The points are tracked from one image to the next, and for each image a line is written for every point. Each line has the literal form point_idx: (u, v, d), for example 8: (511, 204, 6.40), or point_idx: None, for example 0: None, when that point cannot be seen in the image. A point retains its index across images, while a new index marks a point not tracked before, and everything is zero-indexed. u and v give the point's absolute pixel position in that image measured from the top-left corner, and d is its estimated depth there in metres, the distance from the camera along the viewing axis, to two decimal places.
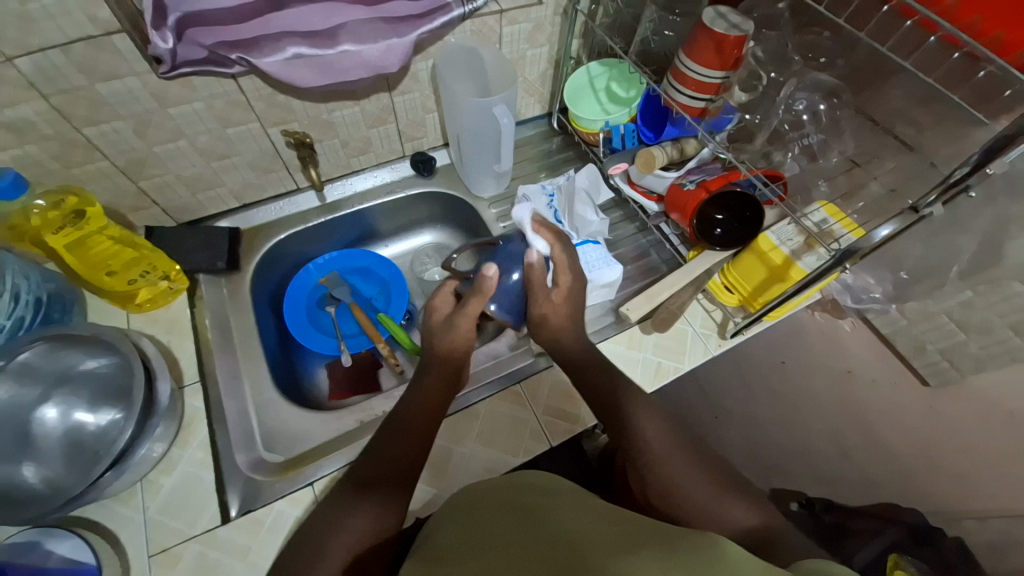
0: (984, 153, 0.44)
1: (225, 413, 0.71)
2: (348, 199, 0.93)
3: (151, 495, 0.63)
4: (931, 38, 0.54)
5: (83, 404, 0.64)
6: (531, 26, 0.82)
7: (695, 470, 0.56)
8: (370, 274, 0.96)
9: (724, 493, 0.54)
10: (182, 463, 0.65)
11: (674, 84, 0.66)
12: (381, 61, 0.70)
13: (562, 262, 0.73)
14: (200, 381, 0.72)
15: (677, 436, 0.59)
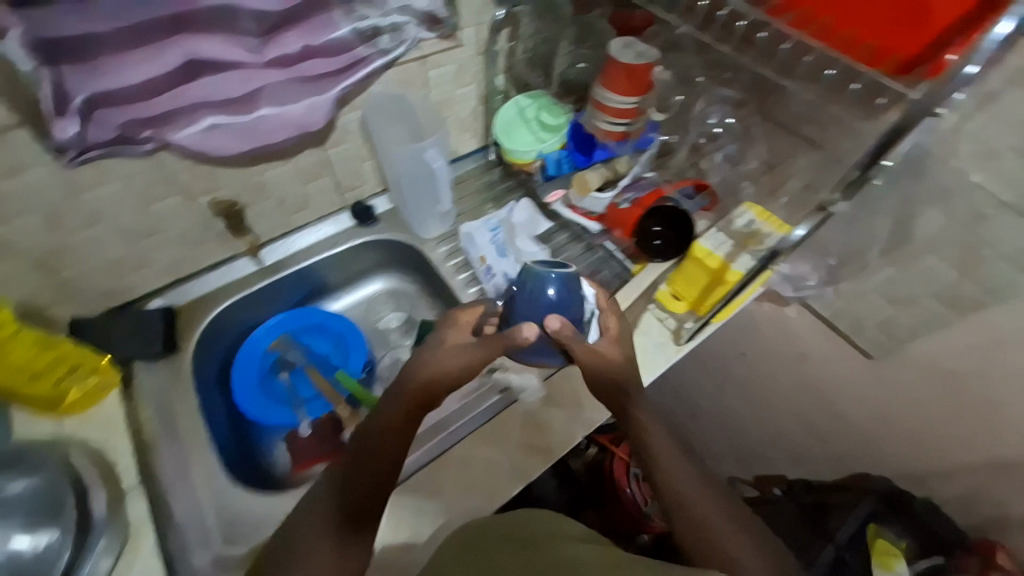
0: (879, 148, 0.49)
1: (175, 514, 0.67)
2: (290, 258, 0.91)
3: None
4: (806, 59, 0.53)
5: (18, 528, 0.58)
6: (455, 67, 0.83)
7: (707, 495, 0.60)
8: (323, 330, 0.93)
9: (739, 527, 0.58)
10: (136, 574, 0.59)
11: (596, 112, 0.70)
12: (307, 118, 0.71)
13: (610, 311, 0.70)
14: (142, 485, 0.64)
15: (687, 460, 0.63)
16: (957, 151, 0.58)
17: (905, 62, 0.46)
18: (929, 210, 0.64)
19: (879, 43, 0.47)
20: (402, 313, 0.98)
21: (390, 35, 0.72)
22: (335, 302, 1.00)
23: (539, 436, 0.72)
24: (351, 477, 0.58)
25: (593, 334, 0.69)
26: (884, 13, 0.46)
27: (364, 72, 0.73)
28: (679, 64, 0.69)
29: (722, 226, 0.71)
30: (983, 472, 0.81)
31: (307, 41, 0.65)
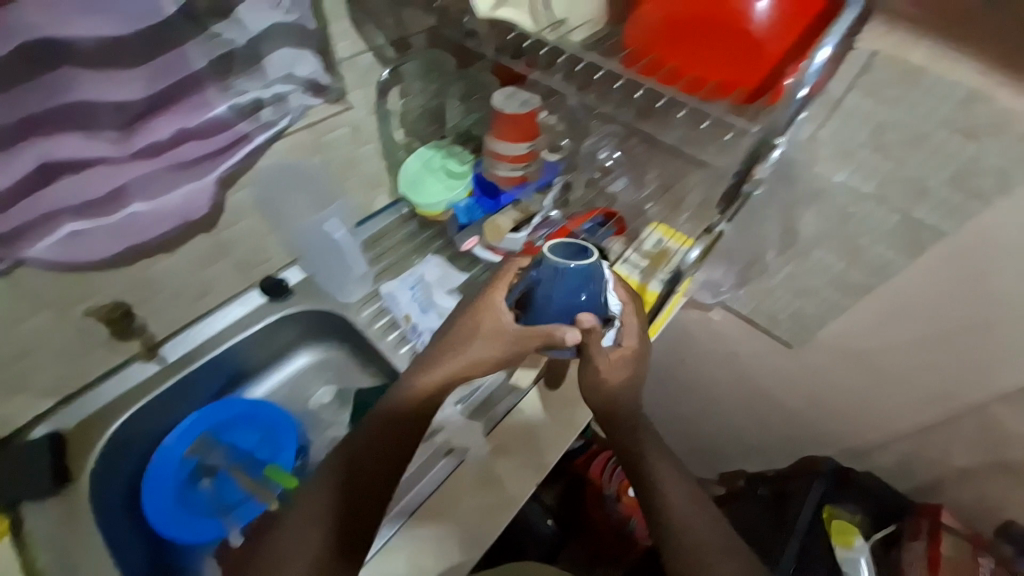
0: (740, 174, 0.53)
1: None
2: (198, 350, 0.83)
3: None
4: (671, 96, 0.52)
5: None
6: (350, 129, 0.82)
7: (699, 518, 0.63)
8: (247, 421, 0.85)
9: (734, 551, 0.60)
10: None
11: (493, 161, 0.71)
12: (187, 207, 0.67)
13: (631, 333, 0.63)
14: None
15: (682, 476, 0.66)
16: (818, 156, 0.63)
17: (749, 94, 0.46)
18: (808, 210, 0.69)
19: (721, 79, 0.47)
20: (332, 386, 0.92)
21: (272, 107, 0.71)
22: (257, 388, 0.91)
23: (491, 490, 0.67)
24: (351, 494, 0.59)
25: (609, 338, 0.63)
26: (720, 52, 0.46)
27: (247, 149, 0.70)
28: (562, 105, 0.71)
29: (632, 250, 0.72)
30: (906, 435, 0.87)
31: (179, 124, 0.62)
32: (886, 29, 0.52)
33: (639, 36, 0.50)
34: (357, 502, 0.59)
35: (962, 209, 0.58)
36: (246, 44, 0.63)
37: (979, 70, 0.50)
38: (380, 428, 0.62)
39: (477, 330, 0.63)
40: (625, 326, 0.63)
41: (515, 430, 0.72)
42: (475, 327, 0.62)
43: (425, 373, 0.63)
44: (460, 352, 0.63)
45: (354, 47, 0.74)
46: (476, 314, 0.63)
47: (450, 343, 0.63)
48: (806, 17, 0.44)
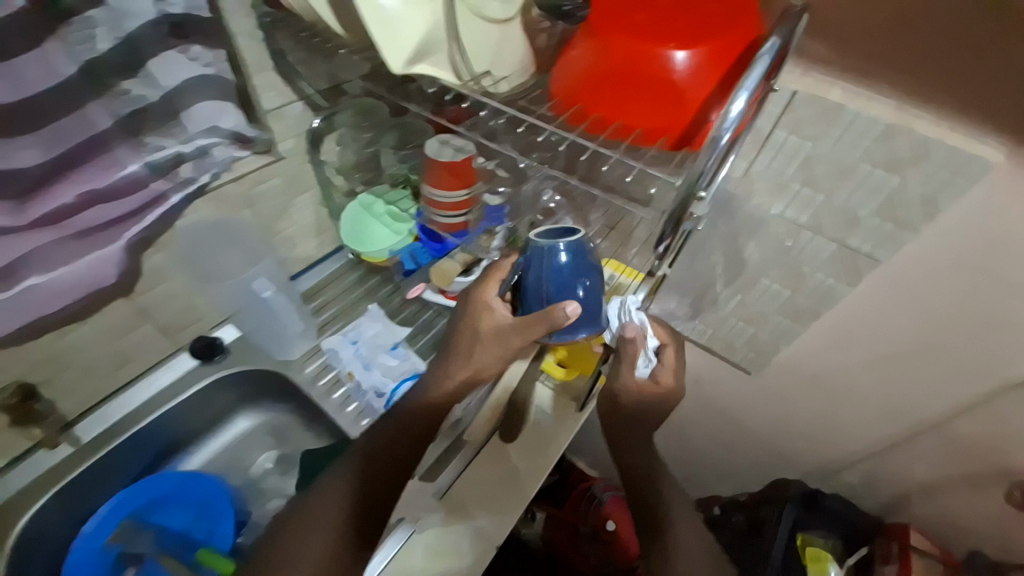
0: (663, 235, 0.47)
1: None
2: (120, 426, 0.76)
3: None
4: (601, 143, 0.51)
5: None
6: (282, 179, 0.78)
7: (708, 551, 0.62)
8: (177, 501, 0.77)
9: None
10: None
11: (431, 209, 0.70)
12: (92, 278, 0.61)
13: (669, 371, 0.66)
14: None
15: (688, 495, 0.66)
16: (753, 189, 0.64)
17: (674, 141, 0.47)
18: (750, 240, 0.69)
19: (646, 126, 0.47)
20: (274, 451, 0.86)
21: (192, 163, 0.67)
22: (192, 459, 0.83)
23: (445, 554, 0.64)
24: (371, 481, 0.59)
25: (645, 366, 0.66)
26: (644, 103, 0.46)
27: (164, 208, 0.66)
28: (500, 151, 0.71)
29: None
30: (869, 454, 0.87)
31: (83, 188, 0.57)
32: (800, 71, 0.54)
33: (565, 87, 0.49)
34: (376, 490, 0.59)
35: (894, 237, 0.59)
36: (158, 101, 0.60)
37: (893, 106, 0.52)
38: (392, 431, 0.62)
39: (477, 330, 0.60)
40: (662, 366, 0.66)
41: (471, 487, 0.69)
42: (472, 321, 0.60)
43: (400, 416, 0.62)
44: (463, 356, 0.62)
45: (280, 98, 0.72)
46: (471, 314, 0.61)
47: (455, 347, 0.63)
48: (727, 63, 0.43)
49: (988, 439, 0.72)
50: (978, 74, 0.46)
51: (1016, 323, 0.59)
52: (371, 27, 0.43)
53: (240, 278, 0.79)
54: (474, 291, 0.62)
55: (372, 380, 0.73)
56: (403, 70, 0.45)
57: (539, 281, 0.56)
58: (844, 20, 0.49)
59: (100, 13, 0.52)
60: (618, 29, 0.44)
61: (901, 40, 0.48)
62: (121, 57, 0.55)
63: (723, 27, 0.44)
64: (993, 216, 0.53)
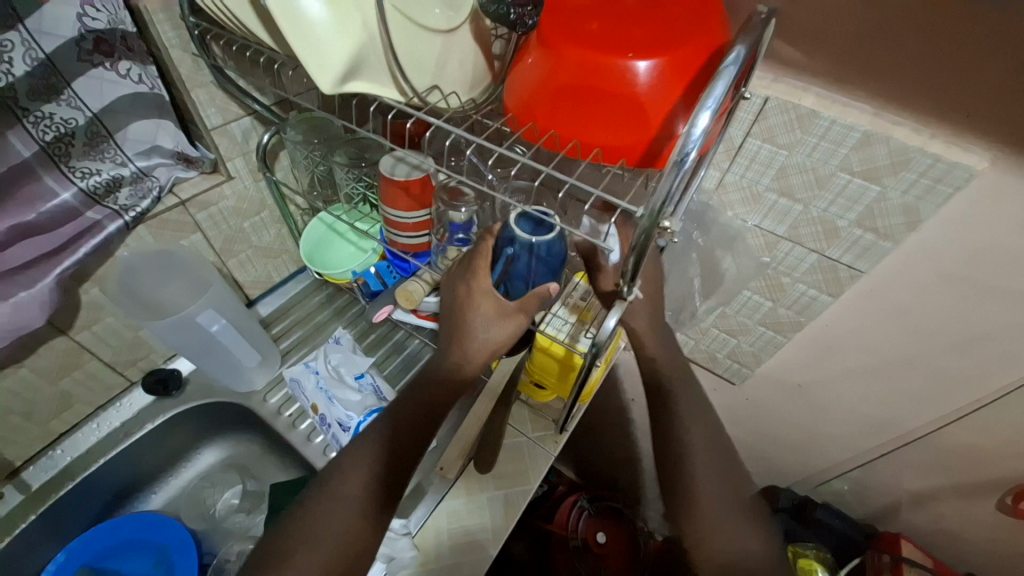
0: (629, 269, 0.40)
1: None
2: (67, 471, 0.71)
3: None
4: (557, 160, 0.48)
5: None
6: (233, 201, 0.74)
7: (756, 535, 0.55)
8: (135, 547, 0.73)
9: (735, 509, 0.54)
10: None
11: (391, 230, 0.66)
12: (15, 322, 0.55)
13: None
14: None
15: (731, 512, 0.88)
16: (728, 200, 0.61)
17: (636, 160, 0.43)
18: (726, 252, 0.67)
19: (606, 144, 0.43)
20: (239, 486, 0.82)
21: (130, 188, 0.63)
22: (154, 497, 0.80)
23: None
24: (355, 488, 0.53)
25: None
26: (601, 120, 0.42)
27: (98, 239, 0.61)
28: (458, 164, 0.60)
29: (558, 306, 0.62)
30: (859, 463, 0.85)
31: (12, 221, 0.54)
32: (772, 78, 0.51)
33: (519, 103, 0.45)
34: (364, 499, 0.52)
35: (875, 249, 0.56)
36: (87, 122, 0.56)
37: (869, 112, 0.49)
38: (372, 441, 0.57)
39: (472, 311, 0.55)
40: None
41: (448, 525, 0.64)
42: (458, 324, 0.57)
43: None
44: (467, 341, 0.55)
45: (224, 115, 0.68)
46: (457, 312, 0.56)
47: (456, 332, 0.56)
48: (688, 75, 0.40)
49: (978, 446, 0.70)
50: (956, 78, 0.43)
51: (1004, 334, 0.56)
52: (300, 50, 0.39)
53: (184, 312, 0.67)
54: (453, 281, 0.58)
55: (336, 414, 0.69)
56: (335, 89, 0.41)
57: (528, 270, 0.54)
58: (815, 22, 0.46)
59: (16, 34, 0.48)
60: (570, 39, 0.41)
61: (875, 44, 0.45)
62: (40, 80, 0.51)
63: (685, 34, 0.40)
64: (981, 224, 0.50)
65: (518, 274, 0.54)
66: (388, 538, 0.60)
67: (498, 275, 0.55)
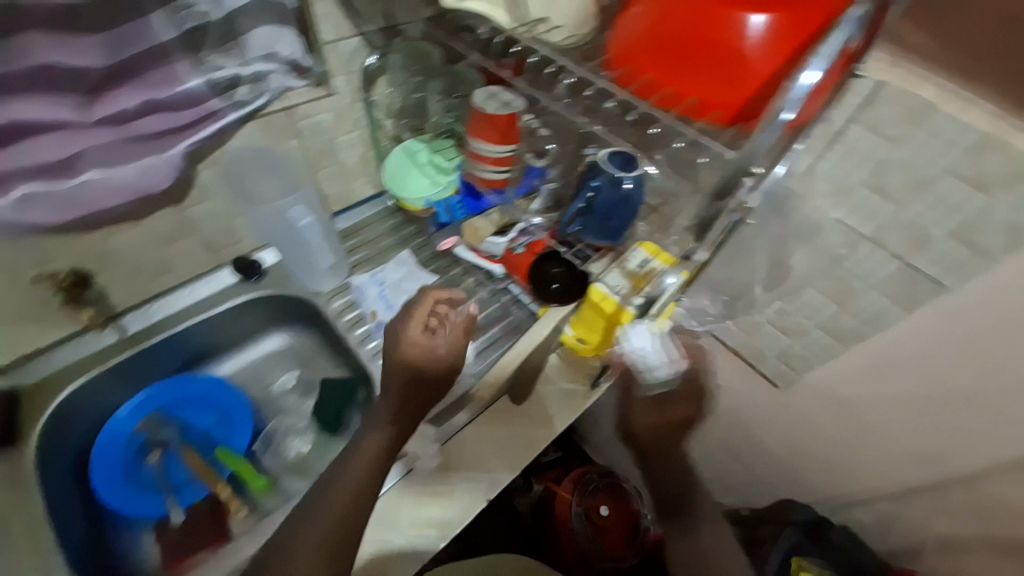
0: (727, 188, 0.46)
1: None
2: (158, 326, 0.82)
3: None
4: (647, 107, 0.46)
5: None
6: (330, 116, 0.80)
7: None
8: (202, 401, 0.83)
9: None
10: None
11: (475, 162, 0.69)
12: (144, 181, 0.65)
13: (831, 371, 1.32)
14: None
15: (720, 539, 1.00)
16: (814, 190, 0.59)
17: (729, 117, 0.42)
18: (800, 246, 0.64)
19: (702, 96, 0.42)
20: (296, 372, 0.91)
21: (249, 85, 0.68)
22: (222, 366, 0.90)
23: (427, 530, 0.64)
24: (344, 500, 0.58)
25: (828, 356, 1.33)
26: (702, 70, 0.42)
27: (216, 126, 0.68)
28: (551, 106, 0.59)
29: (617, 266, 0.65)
30: (890, 495, 0.81)
31: (146, 95, 0.59)
32: (891, 61, 0.48)
33: (621, 48, 0.46)
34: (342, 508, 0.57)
35: (967, 266, 0.53)
36: (219, 19, 0.60)
37: (992, 115, 0.45)
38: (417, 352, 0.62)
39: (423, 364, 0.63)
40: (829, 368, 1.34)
41: (470, 445, 0.69)
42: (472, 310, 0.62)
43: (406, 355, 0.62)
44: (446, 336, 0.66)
45: (337, 32, 0.72)
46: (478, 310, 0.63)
47: None
48: (800, 38, 0.39)
49: (1023, 505, 0.66)
50: None
51: None
52: None
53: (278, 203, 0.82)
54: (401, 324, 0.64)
55: (393, 320, 0.80)
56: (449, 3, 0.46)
57: (607, 206, 0.62)
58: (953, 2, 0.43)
59: None
60: None
61: (1017, 35, 0.41)
62: None
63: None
64: None
65: (568, 239, 0.71)
66: (411, 456, 0.67)
67: (581, 206, 0.64)
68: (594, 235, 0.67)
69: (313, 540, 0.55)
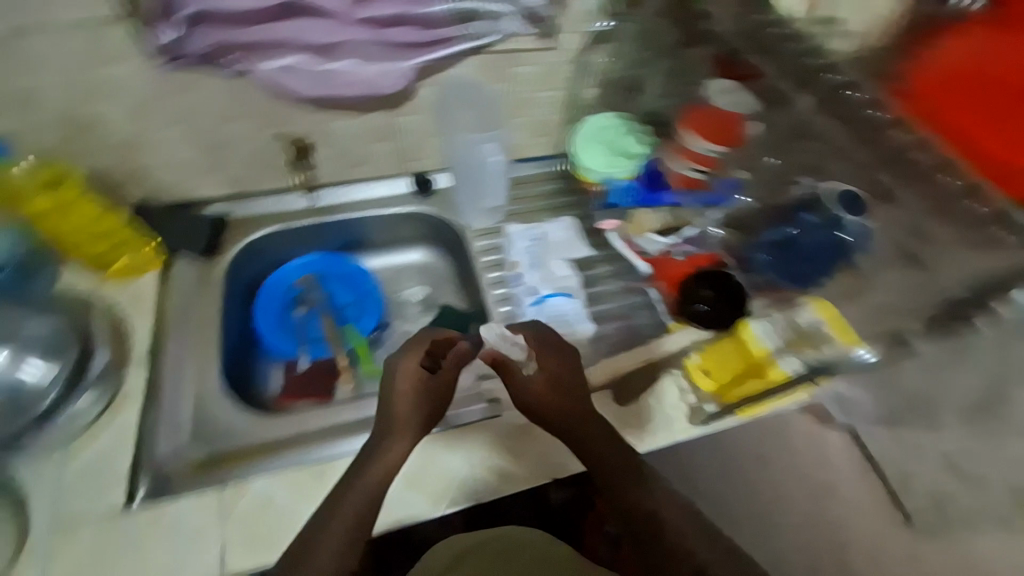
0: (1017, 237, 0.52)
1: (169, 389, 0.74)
2: (338, 207, 0.93)
3: (75, 455, 0.67)
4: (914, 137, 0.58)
5: (36, 352, 0.69)
6: (542, 69, 0.82)
7: None
8: (350, 280, 0.94)
9: None
10: (111, 429, 0.69)
11: (678, 153, 0.80)
12: (378, 82, 0.74)
13: None
14: (140, 396, 0.72)
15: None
16: None
17: (1000, 179, 0.53)
18: None
19: (979, 145, 0.54)
20: (425, 290, 0.99)
21: (485, 21, 0.74)
22: (369, 260, 1.00)
23: (436, 490, 0.65)
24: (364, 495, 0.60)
25: None
26: (992, 121, 0.54)
27: (446, 50, 0.74)
28: (804, 109, 0.67)
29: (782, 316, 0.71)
30: None
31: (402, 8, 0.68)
32: None
33: (920, 80, 0.58)
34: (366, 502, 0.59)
35: None
36: None
37: None
38: None
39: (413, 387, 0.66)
40: None
41: None
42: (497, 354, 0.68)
43: None
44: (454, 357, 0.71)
45: None
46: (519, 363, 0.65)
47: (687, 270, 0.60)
48: None
49: None
50: None
51: None
52: None
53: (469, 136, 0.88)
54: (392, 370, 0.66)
55: (529, 277, 0.84)
56: None
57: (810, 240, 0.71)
58: None
59: None
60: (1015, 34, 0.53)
61: None
62: None
63: None
64: None
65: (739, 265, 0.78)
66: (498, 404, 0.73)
67: (784, 234, 0.73)
68: (774, 268, 0.74)
69: (345, 520, 0.58)
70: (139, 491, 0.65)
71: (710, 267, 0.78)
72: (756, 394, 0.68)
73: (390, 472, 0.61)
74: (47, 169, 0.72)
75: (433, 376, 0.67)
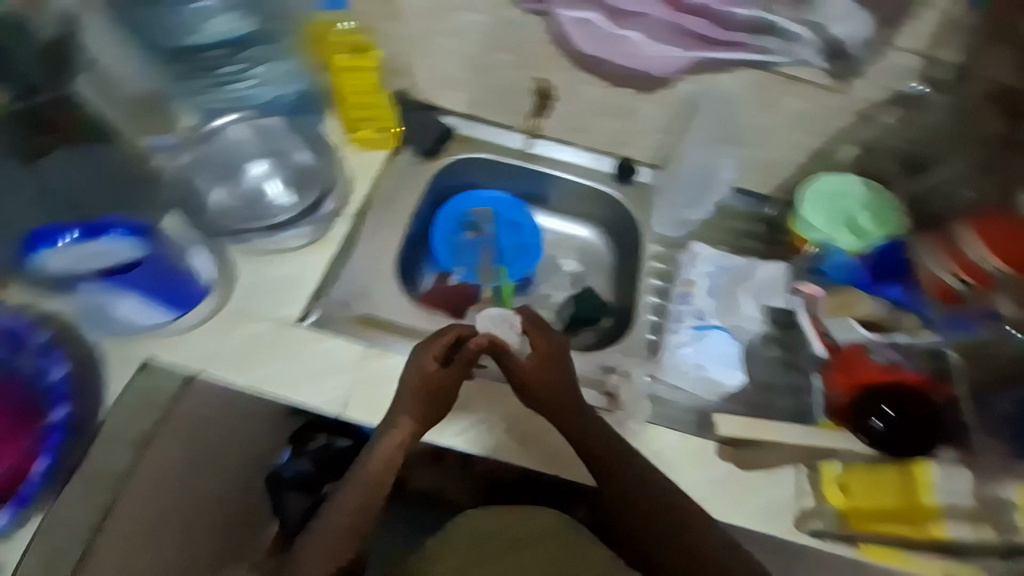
0: None
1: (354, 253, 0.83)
2: (543, 160, 0.97)
3: (267, 269, 0.76)
4: None
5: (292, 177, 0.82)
6: (811, 110, 0.77)
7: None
8: (519, 227, 0.98)
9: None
10: (305, 262, 0.78)
11: (938, 253, 0.72)
12: (652, 61, 0.76)
13: None
14: (334, 248, 0.80)
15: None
16: None
17: None
18: None
19: None
20: (576, 266, 1.02)
21: (782, 40, 0.71)
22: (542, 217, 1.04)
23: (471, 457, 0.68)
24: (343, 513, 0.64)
25: None
26: None
27: (731, 55, 0.73)
28: None
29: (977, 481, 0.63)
30: None
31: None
32: None
33: None
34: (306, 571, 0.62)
35: None
36: None
37: None
38: None
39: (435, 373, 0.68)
40: None
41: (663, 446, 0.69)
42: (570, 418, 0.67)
43: None
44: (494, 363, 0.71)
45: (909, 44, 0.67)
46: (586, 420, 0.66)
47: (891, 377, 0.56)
48: None
49: None
50: None
51: None
52: None
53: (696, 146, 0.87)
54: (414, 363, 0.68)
55: (701, 304, 0.84)
56: None
57: None
58: None
59: None
60: None
61: None
62: None
63: None
64: None
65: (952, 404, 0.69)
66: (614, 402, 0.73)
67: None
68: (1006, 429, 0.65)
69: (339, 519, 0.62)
70: (310, 315, 0.76)
71: (910, 389, 0.70)
72: (900, 537, 0.63)
73: (408, 439, 0.65)
74: (361, 36, 0.81)
75: (447, 370, 0.68)
